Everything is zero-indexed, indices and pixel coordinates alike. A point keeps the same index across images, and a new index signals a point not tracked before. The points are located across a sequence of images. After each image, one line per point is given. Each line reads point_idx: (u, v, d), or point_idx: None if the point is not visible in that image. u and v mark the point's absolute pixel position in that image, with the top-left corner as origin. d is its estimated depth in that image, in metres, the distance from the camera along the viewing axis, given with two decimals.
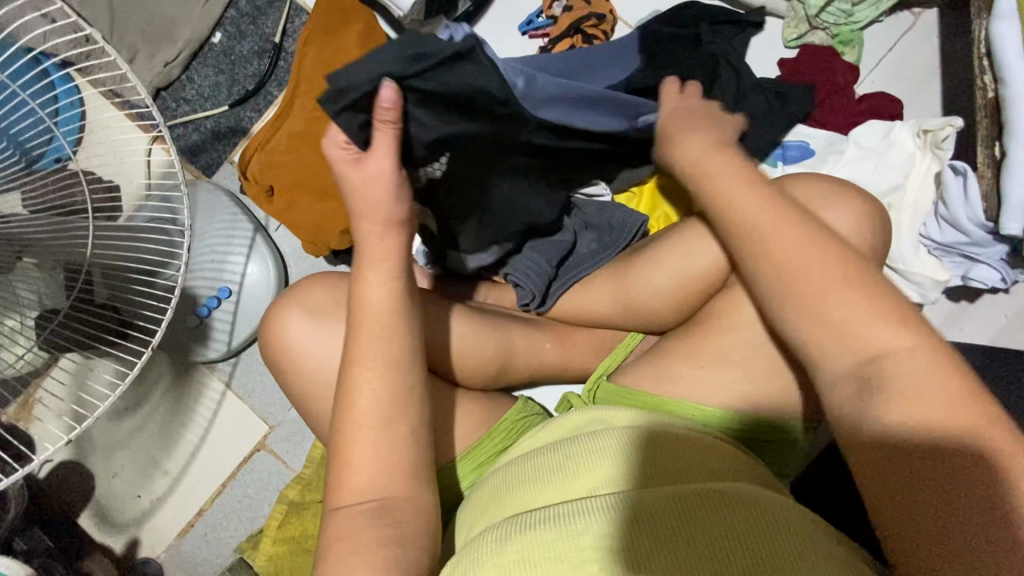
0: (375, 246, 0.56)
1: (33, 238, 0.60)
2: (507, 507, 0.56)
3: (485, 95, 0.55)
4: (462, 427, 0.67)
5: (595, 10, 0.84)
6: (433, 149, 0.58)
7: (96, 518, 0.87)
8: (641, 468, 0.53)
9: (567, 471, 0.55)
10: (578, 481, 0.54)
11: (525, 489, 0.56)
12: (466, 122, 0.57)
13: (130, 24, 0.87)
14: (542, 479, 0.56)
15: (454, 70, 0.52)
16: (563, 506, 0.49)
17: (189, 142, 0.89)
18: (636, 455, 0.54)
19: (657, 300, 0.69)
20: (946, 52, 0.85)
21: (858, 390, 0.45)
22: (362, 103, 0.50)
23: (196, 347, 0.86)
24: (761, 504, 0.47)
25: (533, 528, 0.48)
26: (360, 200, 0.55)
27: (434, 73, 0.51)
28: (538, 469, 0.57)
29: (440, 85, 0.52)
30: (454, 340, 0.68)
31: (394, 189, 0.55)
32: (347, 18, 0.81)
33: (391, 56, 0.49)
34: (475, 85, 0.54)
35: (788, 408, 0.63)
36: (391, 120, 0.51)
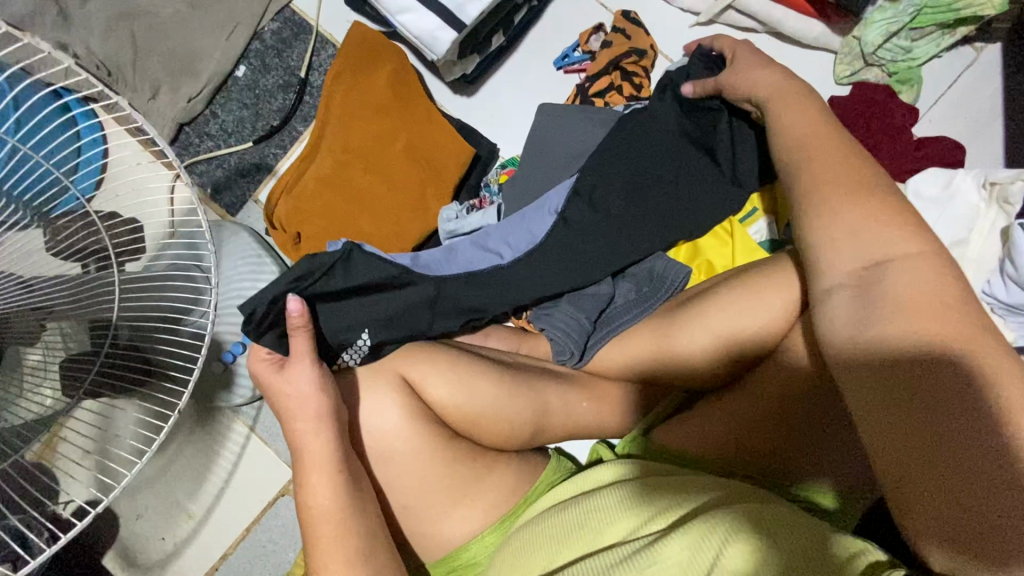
0: (314, 447, 0.56)
1: (52, 306, 0.58)
2: (535, 567, 0.58)
3: (382, 278, 0.68)
4: (493, 494, 0.66)
5: (634, 46, 0.81)
6: (348, 330, 0.66)
7: (120, 560, 0.86)
8: (647, 511, 0.55)
9: (584, 527, 0.57)
10: (601, 535, 0.56)
11: (547, 545, 0.58)
12: (365, 296, 0.67)
13: (151, 58, 0.84)
14: (563, 539, 0.58)
15: (346, 267, 0.66)
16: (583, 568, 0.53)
17: (213, 178, 0.86)
18: (649, 498, 0.57)
19: (701, 365, 0.65)
20: (1010, 93, 0.80)
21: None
22: (274, 317, 0.61)
23: (221, 393, 0.84)
24: (743, 518, 0.49)
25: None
26: (287, 413, 0.58)
27: (335, 272, 0.65)
28: (557, 529, 0.59)
29: (333, 285, 0.65)
30: (487, 404, 0.65)
31: (317, 388, 0.57)
32: (377, 55, 0.78)
33: (280, 280, 0.63)
34: (369, 271, 0.67)
35: (838, 487, 0.60)
36: (302, 325, 0.57)
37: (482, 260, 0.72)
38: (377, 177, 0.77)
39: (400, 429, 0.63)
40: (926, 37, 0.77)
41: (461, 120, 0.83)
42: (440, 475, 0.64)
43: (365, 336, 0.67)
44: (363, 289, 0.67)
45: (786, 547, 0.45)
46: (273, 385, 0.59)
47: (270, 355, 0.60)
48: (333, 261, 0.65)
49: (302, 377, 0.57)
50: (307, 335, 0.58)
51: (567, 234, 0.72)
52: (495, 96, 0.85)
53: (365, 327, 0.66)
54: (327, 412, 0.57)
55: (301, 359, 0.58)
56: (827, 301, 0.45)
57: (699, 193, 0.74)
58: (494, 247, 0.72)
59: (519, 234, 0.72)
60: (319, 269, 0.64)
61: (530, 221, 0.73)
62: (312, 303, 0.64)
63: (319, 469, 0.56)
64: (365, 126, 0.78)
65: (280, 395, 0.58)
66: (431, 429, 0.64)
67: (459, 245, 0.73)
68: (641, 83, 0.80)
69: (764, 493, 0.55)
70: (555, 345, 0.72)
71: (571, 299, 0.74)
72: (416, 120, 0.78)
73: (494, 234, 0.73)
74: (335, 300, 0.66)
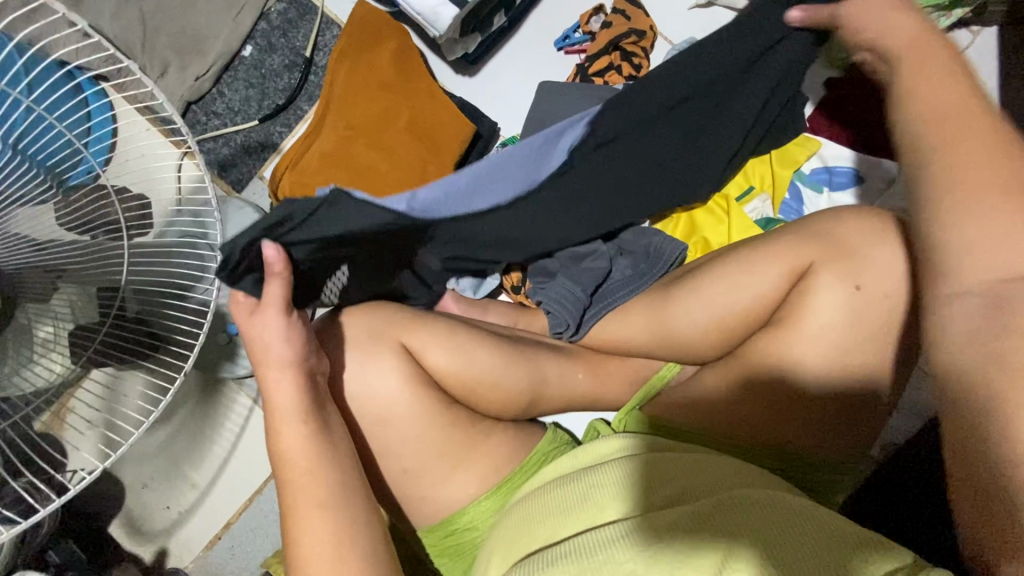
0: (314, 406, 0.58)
1: (68, 266, 0.60)
2: (533, 538, 0.58)
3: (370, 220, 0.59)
4: (490, 460, 0.67)
5: (634, 26, 0.82)
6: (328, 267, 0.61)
7: (126, 527, 0.88)
8: (661, 490, 0.56)
9: (587, 501, 0.57)
10: (602, 509, 0.56)
11: (548, 521, 0.58)
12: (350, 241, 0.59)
13: (160, 37, 0.86)
14: (563, 510, 0.58)
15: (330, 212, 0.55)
16: (587, 540, 0.53)
17: (220, 156, 0.88)
18: (655, 478, 0.57)
19: (696, 337, 0.66)
20: (1006, 75, 0.81)
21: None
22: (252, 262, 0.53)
23: (226, 364, 0.86)
24: (757, 507, 0.51)
25: (563, 563, 0.51)
26: None
27: (317, 217, 0.55)
28: (558, 500, 0.59)
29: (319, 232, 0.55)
30: (486, 371, 0.67)
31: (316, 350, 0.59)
32: (380, 34, 0.80)
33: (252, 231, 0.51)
34: (354, 216, 0.57)
35: (826, 448, 0.62)
36: (283, 274, 0.53)
37: (487, 198, 0.68)
38: (379, 154, 0.79)
39: (399, 393, 0.64)
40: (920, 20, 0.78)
41: (463, 99, 0.84)
42: (438, 439, 0.65)
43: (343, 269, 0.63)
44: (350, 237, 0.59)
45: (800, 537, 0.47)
46: (246, 329, 0.56)
47: (247, 298, 0.55)
48: (318, 204, 0.55)
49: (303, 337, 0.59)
50: (285, 286, 0.54)
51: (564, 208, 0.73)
52: (497, 76, 0.86)
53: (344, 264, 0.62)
54: (292, 360, 0.56)
55: (273, 307, 0.54)
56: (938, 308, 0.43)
57: (700, 171, 0.76)
58: (500, 190, 0.69)
59: (525, 174, 0.69)
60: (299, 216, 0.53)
61: (538, 157, 0.69)
62: (290, 250, 0.54)
63: (304, 416, 0.56)
64: (368, 102, 0.79)
65: (247, 340, 0.56)
66: (429, 394, 0.65)
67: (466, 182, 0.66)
68: (640, 63, 0.82)
69: (761, 479, 0.57)
70: (551, 316, 0.74)
71: (567, 273, 0.75)
72: (417, 97, 0.80)
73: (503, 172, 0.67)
74: (317, 249, 0.57)
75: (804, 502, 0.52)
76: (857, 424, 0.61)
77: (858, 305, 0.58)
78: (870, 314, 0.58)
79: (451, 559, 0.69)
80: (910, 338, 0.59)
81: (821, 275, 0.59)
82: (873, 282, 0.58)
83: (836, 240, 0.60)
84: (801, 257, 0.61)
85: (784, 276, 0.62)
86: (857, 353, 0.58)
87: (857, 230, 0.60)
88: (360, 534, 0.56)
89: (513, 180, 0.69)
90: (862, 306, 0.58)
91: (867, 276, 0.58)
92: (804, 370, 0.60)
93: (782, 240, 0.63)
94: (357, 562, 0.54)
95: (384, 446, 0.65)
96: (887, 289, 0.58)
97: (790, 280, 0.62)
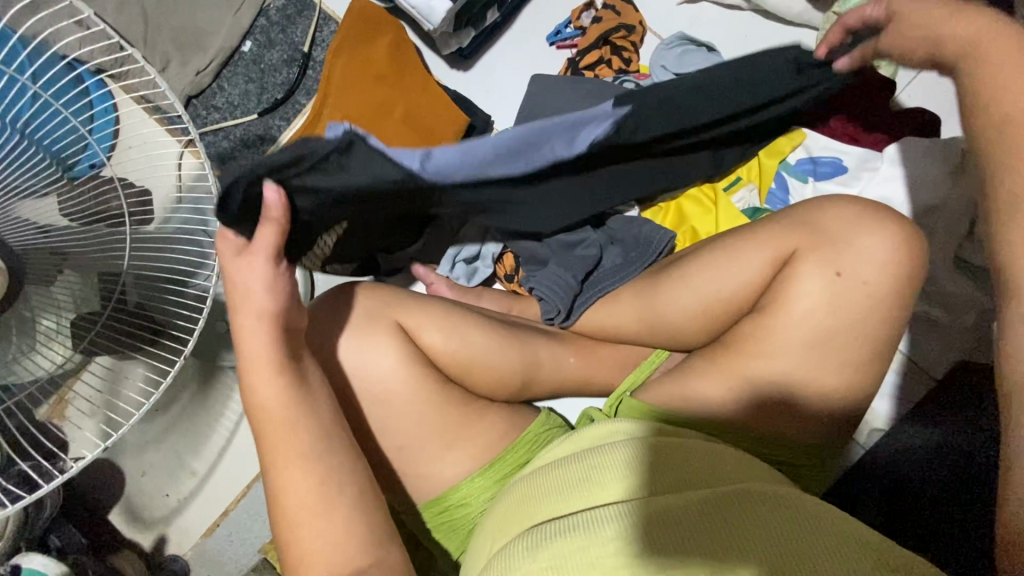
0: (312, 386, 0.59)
1: (68, 249, 0.62)
2: (530, 517, 0.57)
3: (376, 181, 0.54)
4: (484, 439, 0.68)
5: (623, 21, 0.84)
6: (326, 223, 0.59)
7: (126, 515, 0.89)
8: (665, 478, 0.56)
9: (588, 482, 0.57)
10: (603, 490, 0.56)
11: (549, 499, 0.58)
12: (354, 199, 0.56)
13: (161, 32, 0.88)
14: (563, 491, 0.57)
15: (340, 165, 0.52)
16: (590, 515, 0.52)
17: (220, 149, 0.89)
18: (662, 463, 0.57)
19: (684, 321, 0.68)
20: None
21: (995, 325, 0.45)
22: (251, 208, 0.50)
23: (226, 353, 0.87)
24: (770, 501, 0.50)
25: (567, 535, 0.51)
26: None
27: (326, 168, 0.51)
28: (559, 480, 0.59)
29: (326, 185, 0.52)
30: (479, 354, 0.68)
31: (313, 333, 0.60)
32: (377, 29, 0.83)
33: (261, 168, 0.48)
34: (363, 175, 0.53)
35: (811, 430, 0.64)
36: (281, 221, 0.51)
37: (506, 166, 0.60)
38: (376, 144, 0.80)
39: (394, 375, 0.66)
40: None
41: (458, 92, 0.86)
42: (432, 421, 0.67)
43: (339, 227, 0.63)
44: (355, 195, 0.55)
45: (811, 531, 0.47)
46: (229, 269, 0.54)
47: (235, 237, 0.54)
48: (330, 149, 0.50)
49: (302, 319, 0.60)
50: (277, 236, 0.52)
51: (579, 185, 0.71)
52: (490, 69, 0.89)
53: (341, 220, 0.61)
54: (271, 311, 0.56)
55: (263, 254, 0.53)
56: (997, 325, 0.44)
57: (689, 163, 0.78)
58: (524, 160, 0.60)
59: (557, 144, 0.60)
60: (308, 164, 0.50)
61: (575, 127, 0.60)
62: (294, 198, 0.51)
63: (298, 391, 0.57)
64: (364, 94, 0.81)
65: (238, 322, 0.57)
66: (424, 376, 0.66)
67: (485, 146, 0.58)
68: (630, 57, 0.84)
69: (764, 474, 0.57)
70: (542, 301, 0.76)
71: (558, 261, 0.77)
72: (412, 90, 0.82)
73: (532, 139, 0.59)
74: (320, 202, 0.54)
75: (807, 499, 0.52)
76: (843, 403, 0.62)
77: (839, 289, 0.60)
78: (853, 296, 0.60)
79: (445, 539, 0.70)
80: (891, 319, 0.60)
81: (804, 260, 0.61)
82: (853, 265, 0.60)
83: (819, 224, 0.63)
84: (784, 242, 0.63)
85: (770, 259, 0.64)
86: (841, 331, 0.60)
87: (839, 216, 0.62)
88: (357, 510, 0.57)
89: (542, 149, 0.60)
90: (843, 289, 0.60)
91: (848, 260, 0.60)
92: (791, 348, 0.61)
93: (766, 226, 0.65)
94: (352, 535, 0.55)
95: (380, 427, 0.66)
96: (867, 272, 0.60)
97: (774, 264, 0.64)
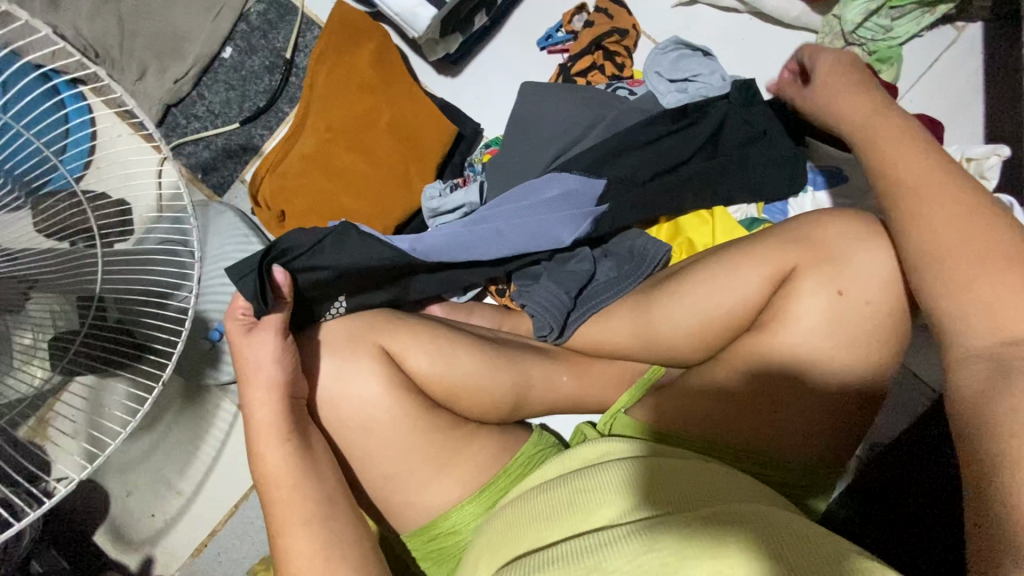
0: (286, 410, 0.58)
1: (38, 276, 0.58)
2: (520, 543, 0.56)
3: (372, 259, 0.67)
4: (473, 466, 0.66)
5: (616, 25, 0.82)
6: (324, 293, 0.67)
7: (111, 536, 0.87)
8: (658, 495, 0.54)
9: (578, 504, 0.56)
10: (592, 513, 0.54)
11: (534, 526, 0.56)
12: (345, 272, 0.67)
13: (138, 39, 0.85)
14: (553, 514, 0.56)
15: (339, 244, 0.66)
16: (576, 543, 0.51)
17: (200, 160, 0.87)
18: (648, 482, 0.55)
19: (678, 339, 0.66)
20: (991, 71, 0.81)
21: (990, 373, 0.43)
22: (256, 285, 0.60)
23: (208, 370, 0.84)
24: (760, 519, 0.49)
25: (552, 568, 0.49)
26: (255, 382, 0.59)
27: (325, 245, 0.65)
28: (549, 503, 0.58)
29: (323, 261, 0.65)
30: (468, 377, 0.66)
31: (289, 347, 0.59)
32: (360, 36, 0.80)
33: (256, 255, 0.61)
34: (358, 253, 0.66)
35: (808, 452, 0.62)
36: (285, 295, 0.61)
37: (480, 246, 0.71)
38: (360, 156, 0.78)
39: (380, 400, 0.63)
40: (905, 16, 0.78)
41: (445, 100, 0.84)
42: (420, 446, 0.64)
43: (340, 301, 0.69)
44: (346, 270, 0.66)
45: (804, 551, 0.45)
46: (239, 345, 0.60)
47: (246, 315, 0.60)
48: (325, 236, 0.66)
49: (272, 335, 0.59)
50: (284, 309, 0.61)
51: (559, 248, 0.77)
52: (479, 76, 0.86)
53: (339, 293, 0.68)
54: (277, 383, 0.59)
55: (268, 329, 0.59)
56: (966, 366, 0.45)
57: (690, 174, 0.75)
58: (502, 241, 0.72)
59: (536, 229, 0.72)
60: (307, 244, 0.64)
61: (553, 211, 0.72)
62: (294, 276, 0.63)
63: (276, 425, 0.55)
64: (349, 104, 0.79)
65: (240, 357, 0.60)
66: (411, 400, 0.64)
67: (465, 227, 0.72)
68: (623, 62, 0.82)
69: (759, 494, 0.55)
70: (535, 321, 0.73)
71: (551, 276, 0.75)
72: (398, 99, 0.79)
73: (511, 226, 0.72)
74: (315, 274, 0.65)
75: (796, 516, 0.51)
76: (843, 425, 0.60)
77: (841, 310, 0.57)
78: (855, 319, 0.57)
79: (436, 564, 0.68)
80: (894, 340, 0.58)
81: (805, 278, 0.59)
82: (855, 284, 0.57)
83: (819, 239, 0.60)
84: (784, 260, 0.60)
85: (768, 276, 0.61)
86: (843, 355, 0.58)
87: (840, 233, 0.59)
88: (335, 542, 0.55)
89: (516, 231, 0.72)
90: (844, 310, 0.57)
91: (849, 278, 0.57)
92: (789, 371, 0.59)
93: (764, 243, 0.63)
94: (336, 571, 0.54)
95: (366, 454, 0.64)
96: (871, 293, 0.57)
97: (772, 282, 0.61)
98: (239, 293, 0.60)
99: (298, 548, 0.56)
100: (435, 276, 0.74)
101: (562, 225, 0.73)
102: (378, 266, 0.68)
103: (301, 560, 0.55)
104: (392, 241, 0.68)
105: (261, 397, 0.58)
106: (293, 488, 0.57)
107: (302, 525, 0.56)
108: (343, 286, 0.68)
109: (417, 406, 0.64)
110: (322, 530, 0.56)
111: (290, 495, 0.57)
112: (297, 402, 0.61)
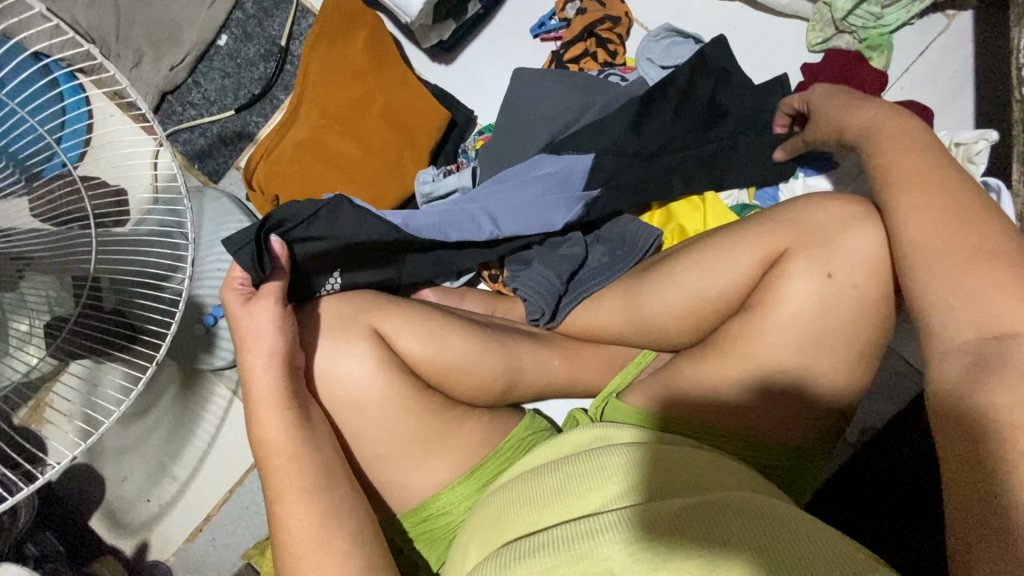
0: (278, 389, 0.59)
1: (34, 254, 0.58)
2: (508, 529, 0.56)
3: (366, 236, 0.68)
4: (465, 447, 0.67)
5: (609, 13, 0.82)
6: (321, 265, 0.69)
7: (107, 521, 0.88)
8: (648, 484, 0.54)
9: (567, 491, 0.56)
10: (582, 500, 0.55)
11: (523, 512, 0.57)
12: (338, 246, 0.68)
13: (134, 27, 0.85)
14: (543, 501, 0.56)
15: (333, 217, 0.67)
16: (564, 530, 0.51)
17: (196, 147, 0.88)
18: (639, 470, 0.55)
19: (669, 322, 0.66)
20: (983, 57, 0.81)
21: (972, 366, 0.43)
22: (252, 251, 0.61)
23: (203, 356, 0.85)
24: (749, 510, 0.49)
25: (539, 554, 0.50)
26: (247, 361, 0.59)
27: (320, 219, 0.66)
28: (539, 489, 0.58)
29: (320, 233, 0.66)
30: (459, 360, 0.67)
31: (279, 326, 0.60)
32: (354, 23, 0.80)
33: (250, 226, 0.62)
34: (351, 229, 0.68)
35: (798, 434, 0.62)
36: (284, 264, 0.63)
37: (475, 230, 0.72)
38: (354, 142, 0.79)
39: (371, 381, 0.64)
40: (895, 4, 0.78)
41: (439, 87, 0.84)
42: (411, 427, 0.65)
43: (335, 277, 0.71)
44: (342, 246, 0.68)
45: (791, 542, 0.45)
46: (231, 326, 0.60)
47: (243, 285, 0.61)
48: (320, 207, 0.66)
49: (263, 314, 0.59)
50: (282, 278, 0.63)
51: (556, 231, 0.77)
52: (473, 63, 0.87)
53: (335, 268, 0.70)
54: (269, 363, 0.59)
55: (266, 297, 0.60)
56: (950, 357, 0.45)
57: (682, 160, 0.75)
58: (496, 221, 0.73)
59: (524, 208, 0.73)
60: (304, 214, 0.65)
61: (544, 194, 0.73)
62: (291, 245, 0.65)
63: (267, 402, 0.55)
64: (343, 90, 0.80)
65: (236, 332, 0.60)
66: (402, 381, 0.65)
67: (459, 206, 0.72)
68: (616, 50, 0.82)
69: (748, 482, 0.55)
70: (528, 304, 0.73)
71: (542, 260, 0.75)
72: (392, 87, 0.80)
73: (504, 206, 0.73)
74: (312, 242, 0.67)
75: (783, 505, 0.51)
76: (832, 406, 0.61)
77: (829, 292, 0.58)
78: (841, 302, 0.57)
79: (427, 546, 0.68)
80: (883, 321, 0.58)
81: (795, 262, 0.59)
82: (843, 266, 0.57)
83: (808, 222, 0.60)
84: (774, 243, 0.61)
85: (755, 259, 0.62)
86: (831, 333, 0.58)
87: (829, 215, 0.60)
88: (326, 518, 0.56)
89: (508, 213, 0.73)
90: (833, 292, 0.58)
91: (838, 260, 0.58)
92: (778, 349, 0.59)
93: (754, 226, 0.63)
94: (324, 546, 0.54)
95: (358, 435, 0.65)
96: (859, 274, 0.57)
97: (761, 265, 0.62)
98: (236, 264, 0.61)
99: (288, 526, 0.56)
100: (429, 257, 0.75)
101: (552, 209, 0.73)
102: (373, 242, 0.69)
103: (293, 537, 0.56)
104: (385, 217, 0.69)
105: (253, 377, 0.59)
106: (286, 466, 0.57)
107: (293, 505, 0.56)
108: (338, 258, 0.69)
109: (409, 388, 0.65)
110: (313, 509, 0.56)
111: (281, 473, 0.57)
112: (297, 372, 0.61)
